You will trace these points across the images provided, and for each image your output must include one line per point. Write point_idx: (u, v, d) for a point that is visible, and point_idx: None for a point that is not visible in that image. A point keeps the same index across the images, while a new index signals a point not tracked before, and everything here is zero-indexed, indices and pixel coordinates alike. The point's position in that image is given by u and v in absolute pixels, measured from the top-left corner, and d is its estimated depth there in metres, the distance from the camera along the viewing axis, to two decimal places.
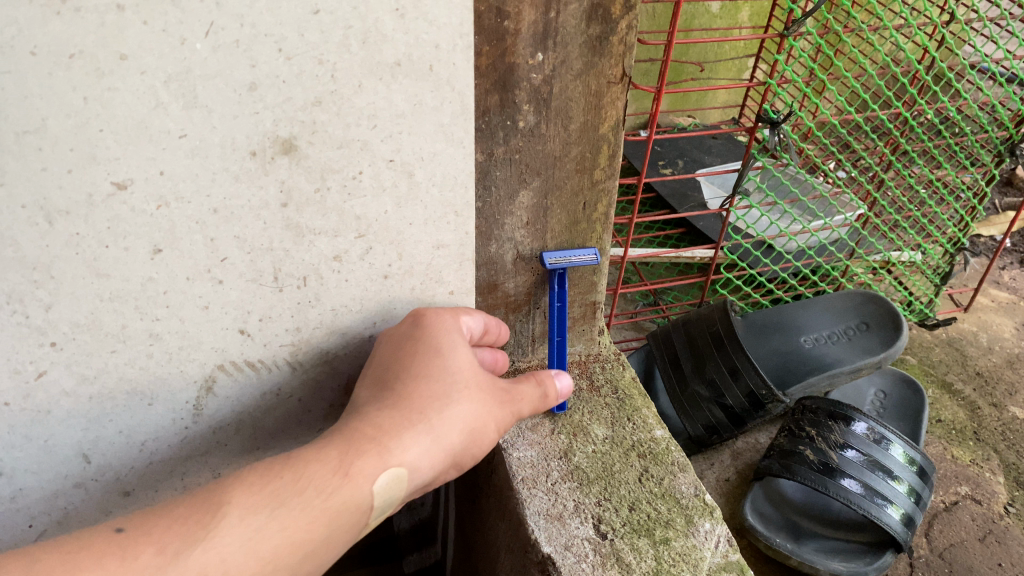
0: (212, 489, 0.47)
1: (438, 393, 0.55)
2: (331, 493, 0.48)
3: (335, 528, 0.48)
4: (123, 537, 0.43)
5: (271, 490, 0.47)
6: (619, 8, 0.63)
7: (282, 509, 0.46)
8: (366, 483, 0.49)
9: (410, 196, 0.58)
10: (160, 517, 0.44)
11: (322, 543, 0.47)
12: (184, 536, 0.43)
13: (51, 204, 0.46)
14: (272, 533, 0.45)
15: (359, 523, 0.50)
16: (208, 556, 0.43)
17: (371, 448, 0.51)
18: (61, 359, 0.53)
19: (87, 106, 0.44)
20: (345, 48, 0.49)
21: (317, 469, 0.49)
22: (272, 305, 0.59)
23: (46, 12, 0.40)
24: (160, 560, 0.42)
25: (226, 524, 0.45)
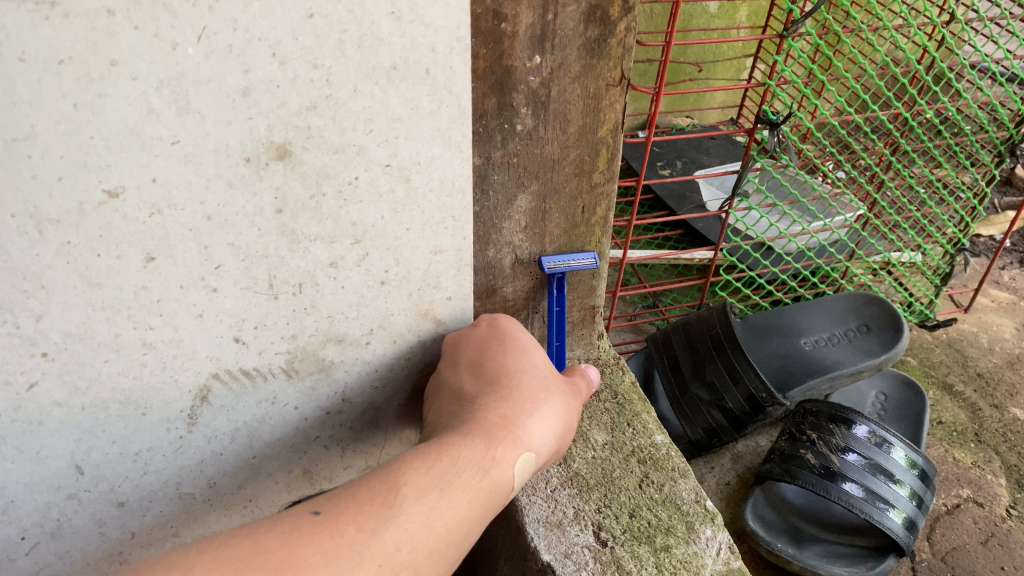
0: (380, 473, 0.48)
1: (536, 387, 0.59)
2: (484, 474, 0.51)
3: (488, 506, 0.51)
4: (320, 517, 0.44)
5: (435, 471, 0.49)
6: (617, 10, 0.62)
7: (451, 488, 0.49)
8: (507, 465, 0.53)
9: (408, 201, 0.58)
10: (346, 500, 0.46)
11: (480, 520, 0.50)
12: (377, 515, 0.45)
13: (41, 213, 0.45)
14: (446, 511, 0.48)
15: (499, 504, 0.53)
16: (399, 532, 0.45)
17: (502, 433, 0.54)
18: (53, 369, 0.52)
19: (77, 113, 0.43)
20: (340, 52, 0.48)
21: (465, 451, 0.52)
22: (267, 312, 0.58)
23: (35, 17, 0.39)
24: (361, 536, 0.44)
25: (407, 504, 0.47)
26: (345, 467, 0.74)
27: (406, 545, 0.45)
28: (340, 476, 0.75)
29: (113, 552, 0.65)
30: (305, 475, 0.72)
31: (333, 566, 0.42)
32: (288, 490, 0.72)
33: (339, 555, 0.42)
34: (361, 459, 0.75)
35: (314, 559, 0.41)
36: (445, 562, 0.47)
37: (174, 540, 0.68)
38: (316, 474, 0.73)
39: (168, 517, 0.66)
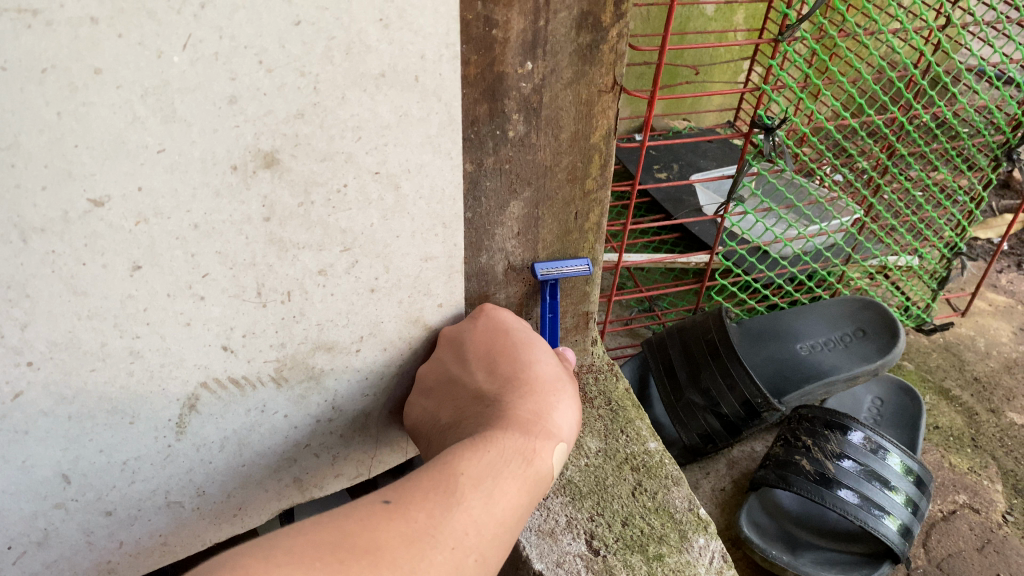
0: (435, 467, 0.50)
1: (556, 377, 0.61)
2: (528, 462, 0.53)
3: (532, 494, 0.53)
4: (392, 505, 0.47)
5: (485, 463, 0.51)
6: (609, 16, 0.62)
7: (502, 477, 0.51)
8: (547, 455, 0.55)
9: (397, 208, 0.58)
10: (412, 489, 0.48)
11: (527, 508, 0.52)
12: (442, 503, 0.48)
13: (25, 222, 0.45)
14: (500, 501, 0.50)
15: (540, 493, 0.55)
16: (464, 518, 0.47)
17: (537, 424, 0.56)
18: (39, 378, 0.51)
19: (61, 121, 0.43)
20: (327, 59, 0.48)
21: (508, 442, 0.54)
22: (255, 321, 0.58)
23: (17, 26, 0.39)
24: (432, 522, 0.46)
25: (469, 494, 0.49)
26: (335, 475, 0.74)
27: (471, 530, 0.47)
28: (331, 484, 0.75)
29: (101, 561, 0.65)
30: (295, 484, 0.72)
31: (412, 548, 0.44)
32: (278, 497, 0.72)
33: (415, 539, 0.45)
34: (353, 467, 0.75)
35: (394, 542, 0.44)
36: (502, 548, 0.50)
37: (163, 548, 0.68)
38: (306, 482, 0.72)
39: (157, 525, 0.66)
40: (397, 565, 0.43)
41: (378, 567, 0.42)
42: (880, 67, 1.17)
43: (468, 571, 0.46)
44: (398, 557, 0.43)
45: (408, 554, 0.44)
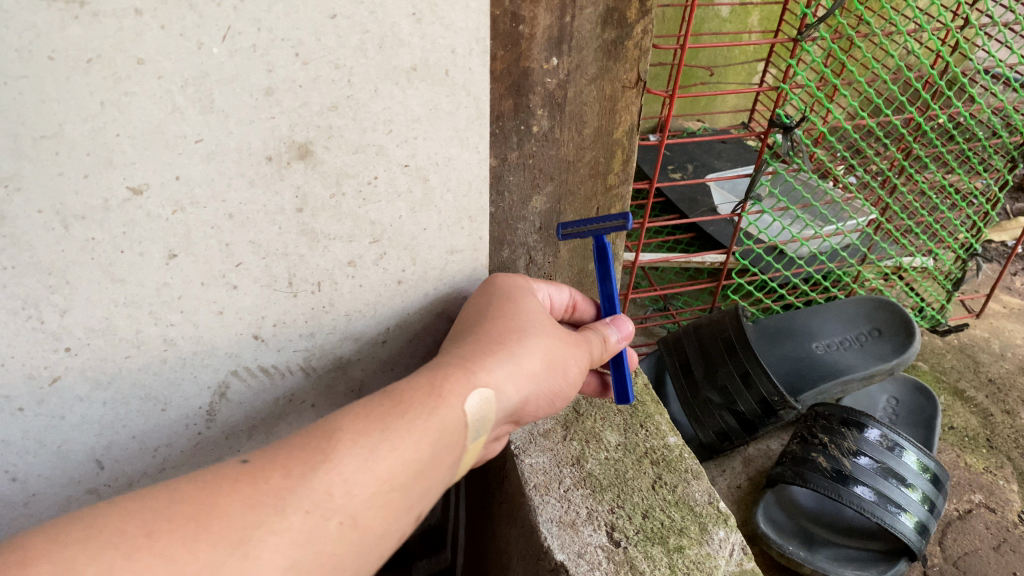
0: (320, 422, 0.46)
1: (511, 329, 0.55)
2: (433, 412, 0.48)
3: (441, 448, 0.47)
4: (248, 466, 0.42)
5: (373, 414, 0.46)
6: (634, 12, 0.63)
7: (392, 433, 0.45)
8: (457, 406, 0.49)
9: (425, 201, 0.59)
10: (281, 449, 0.44)
11: (433, 463, 0.47)
12: (307, 458, 0.43)
13: (67, 209, 0.46)
14: (386, 455, 0.44)
15: (455, 447, 0.49)
16: (331, 475, 0.42)
17: (456, 373, 0.50)
18: (75, 364, 0.53)
19: (104, 110, 0.43)
20: (361, 52, 0.49)
21: (413, 392, 0.48)
22: (286, 311, 0.59)
23: (65, 16, 0.39)
24: (288, 483, 0.41)
25: (343, 450, 0.44)
26: None
27: (337, 491, 0.42)
28: None
29: None
30: None
31: (254, 514, 0.39)
32: None
33: (260, 501, 0.40)
34: None
35: (233, 507, 0.39)
36: (388, 508, 0.44)
37: None
38: None
39: None
40: (227, 535, 0.38)
41: (200, 537, 0.38)
42: (896, 68, 1.17)
43: (327, 535, 0.41)
44: (229, 523, 0.39)
45: (245, 519, 0.39)
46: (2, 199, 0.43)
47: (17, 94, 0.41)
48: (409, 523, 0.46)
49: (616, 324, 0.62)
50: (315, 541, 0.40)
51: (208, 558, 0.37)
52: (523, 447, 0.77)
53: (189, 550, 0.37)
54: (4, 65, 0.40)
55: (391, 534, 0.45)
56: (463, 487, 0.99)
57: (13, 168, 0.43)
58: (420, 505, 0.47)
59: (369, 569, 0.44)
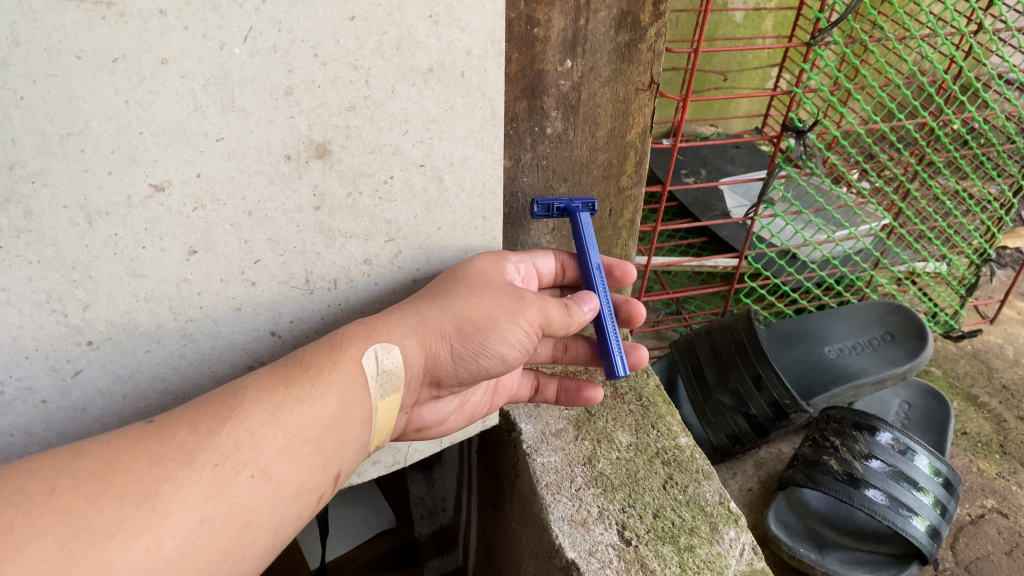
0: (233, 384, 0.50)
1: (433, 291, 0.58)
2: (333, 366, 0.52)
3: (346, 400, 0.52)
4: (152, 427, 0.46)
5: (281, 372, 0.51)
6: (648, 16, 0.64)
7: (293, 390, 0.50)
8: (355, 362, 0.53)
9: (440, 201, 0.60)
10: (189, 410, 0.48)
11: (340, 417, 0.51)
12: (213, 416, 0.47)
13: (90, 205, 0.47)
14: (291, 411, 0.49)
15: (363, 397, 0.54)
16: (237, 431, 0.47)
17: (359, 330, 0.54)
18: (97, 358, 0.54)
19: (128, 109, 0.44)
20: (379, 54, 0.50)
21: (319, 351, 0.53)
22: (302, 307, 0.60)
23: (93, 17, 0.40)
24: (195, 437, 0.45)
25: (248, 407, 0.48)
26: (374, 462, 0.74)
27: (245, 445, 0.46)
28: (369, 471, 0.75)
29: None
30: None
31: (158, 469, 0.43)
32: None
33: (167, 457, 0.44)
34: (389, 455, 0.75)
35: (137, 462, 0.43)
36: (300, 461, 0.49)
37: None
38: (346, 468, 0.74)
39: None
40: (133, 491, 0.41)
41: (105, 492, 0.41)
42: (909, 73, 1.17)
43: (240, 487, 0.45)
44: (135, 479, 0.42)
45: (152, 474, 0.43)
46: (29, 195, 0.44)
47: (45, 92, 0.42)
48: (328, 479, 0.51)
49: (581, 297, 0.61)
50: (226, 494, 0.44)
51: (114, 512, 0.40)
52: (535, 446, 0.78)
53: (93, 505, 0.40)
54: (33, 65, 0.41)
55: (309, 486, 0.49)
56: (475, 486, 0.99)
57: (40, 165, 0.44)
58: (334, 459, 0.51)
59: (289, 520, 0.49)
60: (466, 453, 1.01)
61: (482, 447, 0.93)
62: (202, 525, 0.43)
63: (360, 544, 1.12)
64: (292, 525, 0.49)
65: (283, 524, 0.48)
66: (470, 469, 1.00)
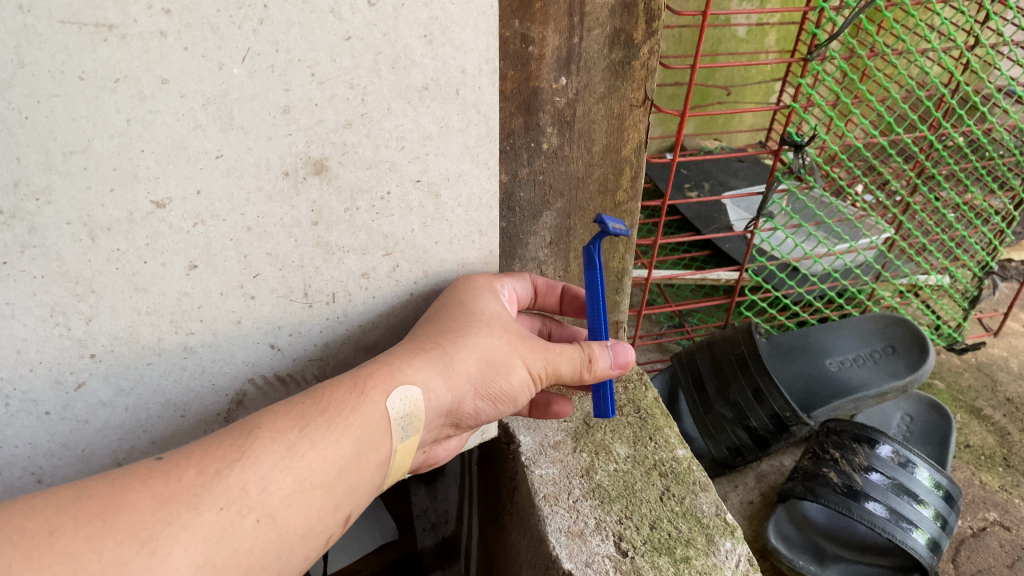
0: (245, 423, 0.51)
1: (454, 328, 0.59)
2: (353, 410, 0.53)
3: (363, 444, 0.53)
4: (161, 465, 0.47)
5: (295, 413, 0.52)
6: (641, 33, 0.65)
7: (309, 432, 0.51)
8: (377, 403, 0.54)
9: (436, 215, 0.61)
10: (200, 448, 0.49)
11: (355, 461, 0.52)
12: (221, 458, 0.48)
13: (93, 221, 0.48)
14: (303, 454, 0.50)
15: (383, 441, 0.54)
16: (245, 474, 0.47)
17: (383, 370, 0.55)
18: (100, 370, 0.55)
19: (130, 127, 0.46)
20: (375, 72, 0.51)
21: (341, 394, 0.54)
22: (302, 320, 0.62)
23: (95, 39, 0.42)
24: (201, 479, 0.46)
25: (259, 448, 0.49)
26: None
27: (252, 489, 0.47)
28: None
29: None
30: None
31: (161, 512, 0.44)
32: None
33: (172, 499, 0.45)
34: None
35: (142, 503, 0.44)
36: (309, 505, 0.49)
37: None
38: None
39: None
40: (134, 533, 0.42)
41: (107, 534, 0.42)
42: (909, 87, 1.18)
43: (244, 533, 0.46)
44: (139, 520, 0.43)
45: (155, 516, 0.44)
46: (33, 212, 0.46)
47: (49, 112, 0.43)
48: (337, 522, 0.52)
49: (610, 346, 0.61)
50: (229, 538, 0.45)
51: (113, 555, 0.41)
52: (533, 458, 0.79)
53: (94, 548, 0.41)
54: (37, 85, 0.42)
55: (317, 529, 0.50)
56: (476, 499, 1.00)
57: (44, 182, 0.45)
58: (346, 502, 0.52)
59: (294, 562, 0.49)
60: (468, 466, 1.01)
61: (482, 459, 0.93)
62: (204, 569, 0.44)
63: (363, 557, 1.11)
64: (297, 566, 0.50)
65: (286, 567, 0.49)
66: (471, 481, 1.01)
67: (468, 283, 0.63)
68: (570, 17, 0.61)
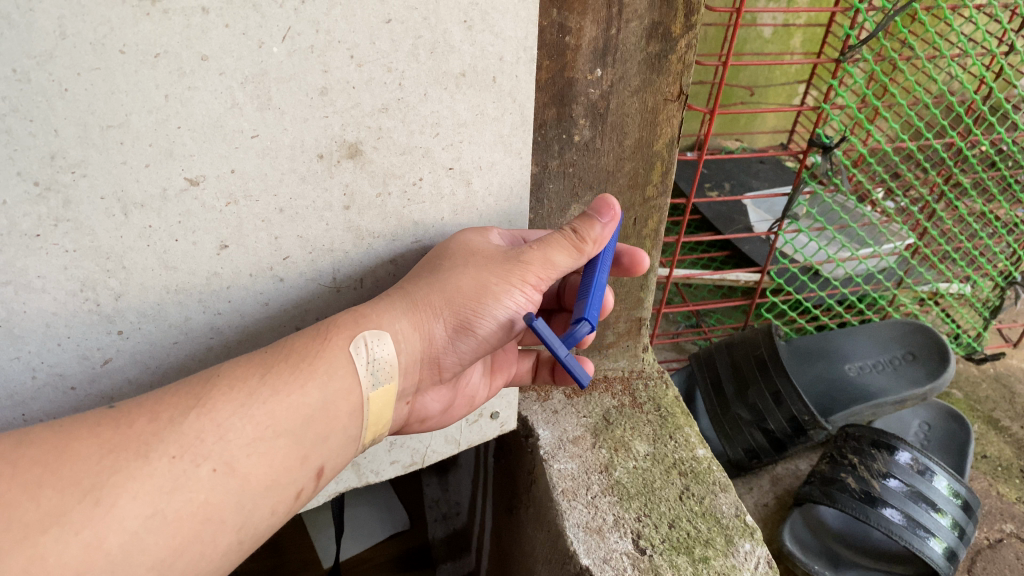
0: (205, 372, 0.50)
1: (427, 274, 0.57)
2: (317, 355, 0.52)
3: (332, 392, 0.52)
4: (114, 412, 0.46)
5: (260, 360, 0.51)
6: (678, 27, 0.64)
7: (270, 377, 0.50)
8: (337, 349, 0.53)
9: (467, 203, 0.61)
10: (152, 398, 0.48)
11: (323, 409, 0.51)
12: (177, 405, 0.47)
13: (127, 197, 0.48)
14: (263, 403, 0.49)
15: (353, 389, 0.54)
16: (201, 422, 0.46)
17: (349, 318, 0.54)
18: (126, 347, 0.55)
19: (168, 104, 0.45)
20: (413, 57, 0.50)
21: (307, 337, 0.53)
22: (329, 304, 0.62)
23: (138, 13, 0.41)
24: (153, 427, 0.45)
25: (218, 395, 0.48)
26: (391, 461, 0.76)
27: (209, 438, 0.46)
28: (386, 470, 0.76)
29: None
30: (354, 468, 0.73)
31: (108, 461, 0.43)
32: (335, 481, 0.73)
33: (120, 446, 0.44)
34: (407, 455, 0.76)
35: (87, 450, 0.43)
36: (271, 455, 0.49)
37: None
38: (364, 468, 0.74)
39: None
40: (77, 482, 0.41)
41: (44, 481, 0.41)
42: (939, 92, 1.16)
43: (198, 480, 0.45)
44: (82, 469, 0.42)
45: (100, 465, 0.43)
46: (70, 185, 0.45)
47: (89, 85, 0.43)
48: (307, 474, 0.51)
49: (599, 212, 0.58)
50: (181, 489, 0.44)
51: (51, 504, 0.40)
52: (552, 452, 0.78)
53: (29, 495, 0.40)
54: (79, 58, 0.41)
55: (282, 480, 0.50)
56: (490, 490, 1.00)
57: (81, 156, 0.45)
58: (316, 454, 0.51)
59: (259, 516, 0.49)
60: (483, 457, 1.01)
61: (498, 451, 0.93)
62: (151, 521, 0.43)
63: (375, 545, 1.13)
64: (263, 520, 0.49)
65: (249, 522, 0.48)
66: (485, 471, 1.01)
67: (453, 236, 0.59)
68: (608, 8, 0.60)
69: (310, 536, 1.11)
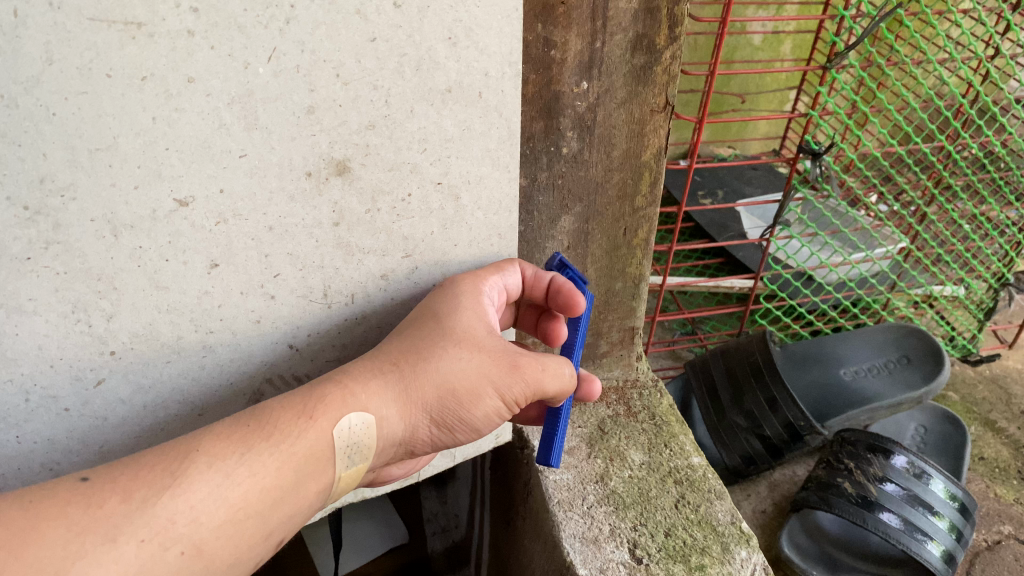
0: (182, 443, 0.50)
1: (426, 355, 0.58)
2: (295, 436, 0.52)
3: (304, 472, 0.52)
4: (81, 479, 0.46)
5: (238, 436, 0.51)
6: (663, 39, 0.64)
7: (249, 457, 0.50)
8: (315, 435, 0.53)
9: (456, 217, 0.61)
10: (128, 467, 0.48)
11: (293, 488, 0.52)
12: (152, 484, 0.47)
13: (117, 219, 0.48)
14: (237, 485, 0.49)
15: (325, 470, 0.54)
16: (175, 504, 0.46)
17: (336, 395, 0.55)
18: (119, 368, 0.55)
19: (155, 126, 0.46)
20: (398, 74, 0.51)
21: (284, 412, 0.53)
22: (321, 320, 0.62)
23: (124, 37, 0.42)
24: (127, 507, 0.45)
25: (193, 475, 0.48)
26: None
27: (182, 520, 0.46)
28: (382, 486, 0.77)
29: None
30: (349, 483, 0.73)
31: (74, 537, 0.43)
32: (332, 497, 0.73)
33: (88, 529, 0.44)
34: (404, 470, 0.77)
35: (55, 531, 0.43)
36: (240, 535, 0.49)
37: None
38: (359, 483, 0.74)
39: None
40: (41, 563, 0.41)
41: (8, 560, 0.41)
42: (927, 95, 1.16)
43: (166, 567, 0.45)
44: (47, 548, 0.42)
45: (66, 547, 0.42)
46: (58, 209, 0.46)
47: (76, 109, 0.43)
48: (269, 549, 0.52)
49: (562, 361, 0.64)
50: (147, 574, 0.44)
51: None
52: (547, 463, 0.79)
53: None
54: (65, 82, 0.42)
55: (246, 559, 0.50)
56: (488, 503, 1.00)
57: (70, 179, 0.45)
58: (281, 531, 0.52)
59: None
60: (480, 469, 1.01)
61: (495, 463, 0.93)
62: None
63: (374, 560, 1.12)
64: None
65: None
66: (483, 484, 1.01)
67: (452, 290, 0.61)
68: (593, 21, 0.61)
69: (309, 552, 1.11)
